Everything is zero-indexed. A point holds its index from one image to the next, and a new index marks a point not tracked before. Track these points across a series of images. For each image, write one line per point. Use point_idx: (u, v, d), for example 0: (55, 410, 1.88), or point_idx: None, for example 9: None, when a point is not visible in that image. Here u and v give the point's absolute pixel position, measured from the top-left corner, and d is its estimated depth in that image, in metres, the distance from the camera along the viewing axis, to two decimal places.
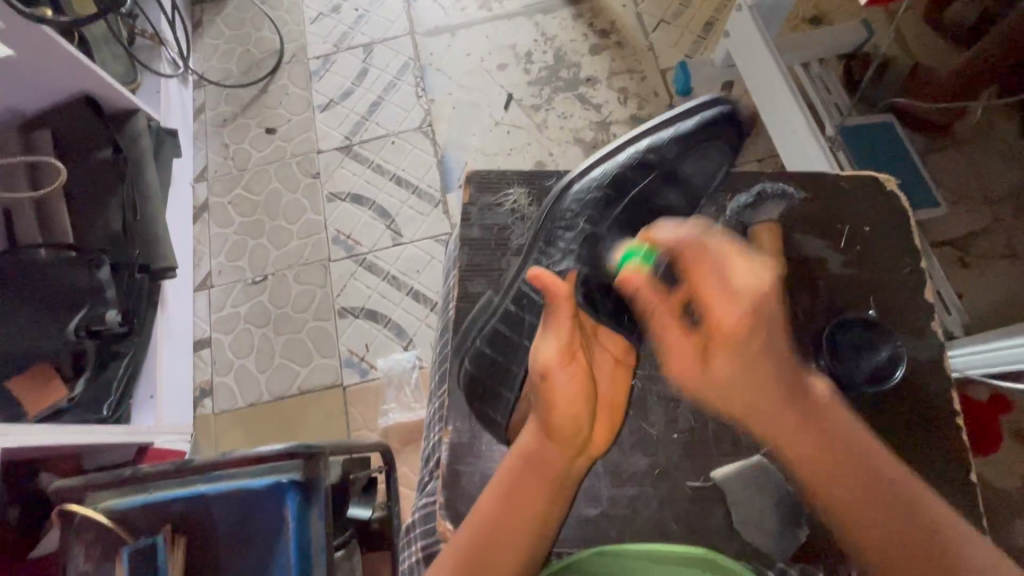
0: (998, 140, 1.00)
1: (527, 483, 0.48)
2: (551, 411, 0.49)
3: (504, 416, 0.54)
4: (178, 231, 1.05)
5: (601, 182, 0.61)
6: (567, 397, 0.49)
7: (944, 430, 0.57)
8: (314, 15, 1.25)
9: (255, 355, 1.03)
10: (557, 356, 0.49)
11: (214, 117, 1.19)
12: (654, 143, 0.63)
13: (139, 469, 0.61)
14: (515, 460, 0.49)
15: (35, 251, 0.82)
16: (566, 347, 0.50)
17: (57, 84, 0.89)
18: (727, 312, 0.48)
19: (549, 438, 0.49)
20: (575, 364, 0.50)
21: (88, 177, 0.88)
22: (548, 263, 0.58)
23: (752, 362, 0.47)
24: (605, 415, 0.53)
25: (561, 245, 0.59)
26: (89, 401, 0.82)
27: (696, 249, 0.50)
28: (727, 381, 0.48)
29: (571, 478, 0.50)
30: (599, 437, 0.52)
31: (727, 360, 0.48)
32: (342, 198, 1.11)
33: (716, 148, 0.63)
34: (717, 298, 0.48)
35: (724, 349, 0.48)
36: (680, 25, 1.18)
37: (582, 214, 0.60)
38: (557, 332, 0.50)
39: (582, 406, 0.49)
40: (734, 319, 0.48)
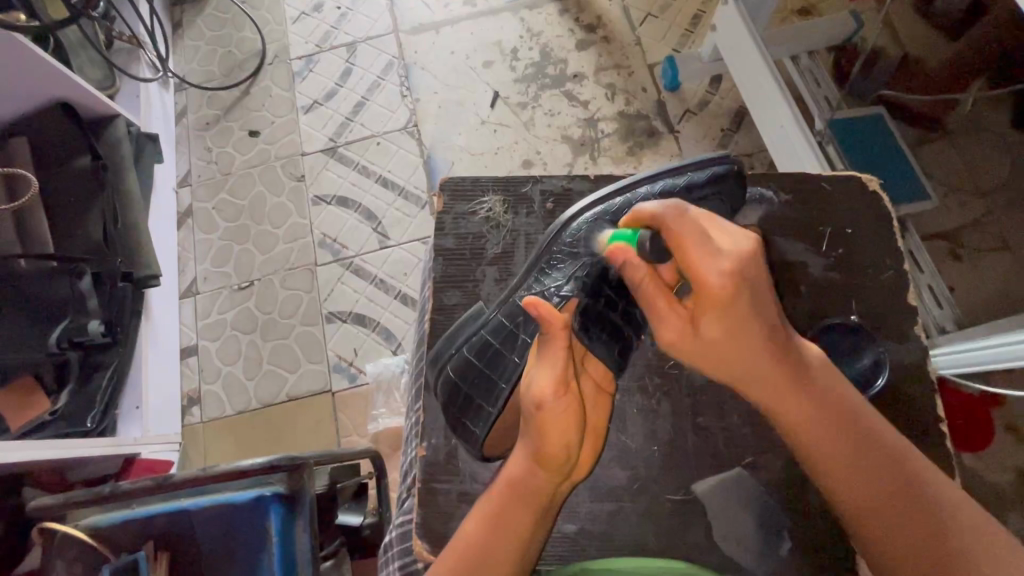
0: (991, 130, 0.99)
1: (517, 507, 0.48)
2: (541, 443, 0.47)
3: (483, 430, 0.53)
4: (162, 239, 1.04)
5: (606, 224, 0.55)
6: (559, 430, 0.48)
7: (918, 437, 0.58)
8: (295, 14, 1.23)
9: (243, 362, 1.02)
10: (551, 387, 0.48)
11: (196, 121, 1.17)
12: (662, 190, 0.57)
13: (119, 487, 0.58)
14: (505, 486, 0.48)
15: (13, 261, 0.79)
16: (559, 379, 0.48)
17: (28, 91, 0.86)
18: (719, 276, 0.44)
19: (538, 467, 0.48)
20: (568, 394, 0.48)
21: (66, 186, 0.86)
22: (546, 290, 0.55)
23: (740, 327, 0.44)
24: (591, 442, 0.52)
25: (562, 273, 0.55)
26: (72, 413, 0.79)
27: (683, 216, 0.45)
28: (717, 343, 0.45)
29: (558, 502, 0.50)
30: (585, 464, 0.51)
31: (720, 326, 0.45)
32: (328, 201, 1.09)
33: (720, 208, 0.59)
34: (703, 260, 0.44)
35: (714, 312, 0.44)
36: (667, 19, 1.16)
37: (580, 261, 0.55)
38: (551, 362, 0.49)
39: (574, 437, 0.48)
40: (723, 280, 0.44)
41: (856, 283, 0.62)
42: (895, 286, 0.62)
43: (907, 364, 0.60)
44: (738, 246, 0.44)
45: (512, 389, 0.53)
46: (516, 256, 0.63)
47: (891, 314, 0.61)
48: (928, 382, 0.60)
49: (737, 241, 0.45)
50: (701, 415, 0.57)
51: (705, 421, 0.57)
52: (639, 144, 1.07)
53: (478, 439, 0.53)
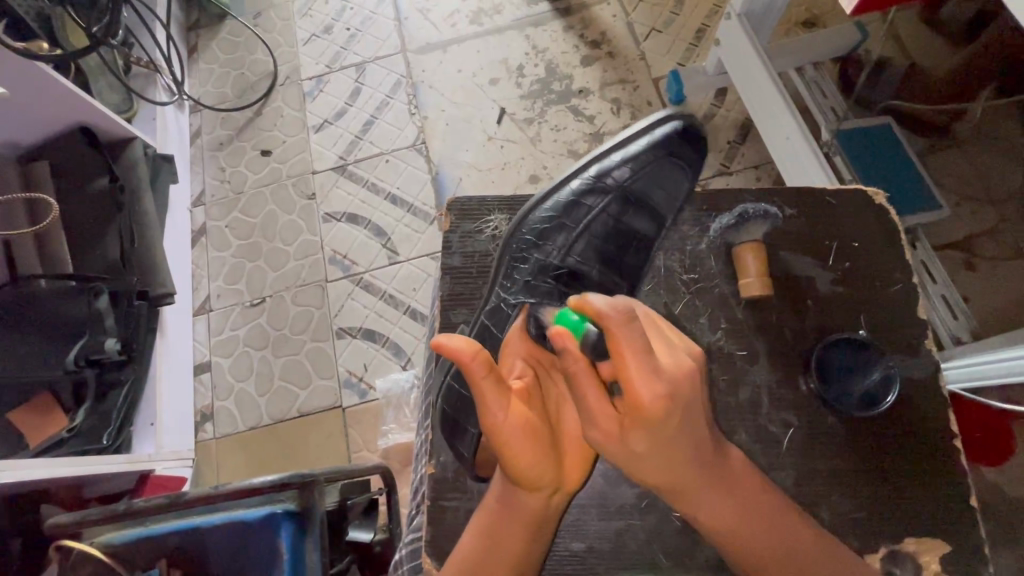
0: (1005, 138, 0.98)
1: (504, 529, 0.47)
2: (507, 467, 0.44)
3: (470, 450, 0.53)
4: (177, 257, 1.06)
5: (558, 212, 0.66)
6: (519, 453, 0.44)
7: (932, 455, 0.57)
8: (306, 36, 1.26)
9: (255, 378, 1.03)
10: (506, 411, 0.44)
11: (210, 141, 1.20)
12: (602, 169, 0.67)
13: (133, 504, 0.58)
14: (491, 504, 0.48)
15: (35, 283, 0.82)
16: (502, 400, 0.44)
17: (49, 117, 0.89)
18: (651, 388, 0.40)
19: (512, 486, 0.46)
20: (517, 414, 0.44)
21: (85, 209, 0.88)
22: (508, 293, 0.61)
23: (666, 440, 0.42)
24: (577, 447, 0.48)
25: (519, 275, 0.63)
26: (89, 430, 0.80)
27: (633, 322, 0.40)
28: (649, 455, 0.43)
29: (552, 515, 0.48)
30: (575, 472, 0.48)
31: (645, 441, 0.42)
32: (338, 218, 1.11)
33: (675, 172, 0.67)
34: (644, 377, 0.40)
35: (645, 426, 0.41)
36: (671, 33, 1.17)
37: (542, 241, 0.65)
38: (497, 388, 0.43)
39: (541, 450, 0.45)
40: (658, 403, 0.40)
41: (865, 296, 0.62)
42: (906, 299, 0.62)
43: (918, 378, 0.59)
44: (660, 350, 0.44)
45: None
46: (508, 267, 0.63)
47: (900, 327, 0.61)
48: (941, 396, 0.59)
49: (677, 351, 0.44)
50: None
51: None
52: None
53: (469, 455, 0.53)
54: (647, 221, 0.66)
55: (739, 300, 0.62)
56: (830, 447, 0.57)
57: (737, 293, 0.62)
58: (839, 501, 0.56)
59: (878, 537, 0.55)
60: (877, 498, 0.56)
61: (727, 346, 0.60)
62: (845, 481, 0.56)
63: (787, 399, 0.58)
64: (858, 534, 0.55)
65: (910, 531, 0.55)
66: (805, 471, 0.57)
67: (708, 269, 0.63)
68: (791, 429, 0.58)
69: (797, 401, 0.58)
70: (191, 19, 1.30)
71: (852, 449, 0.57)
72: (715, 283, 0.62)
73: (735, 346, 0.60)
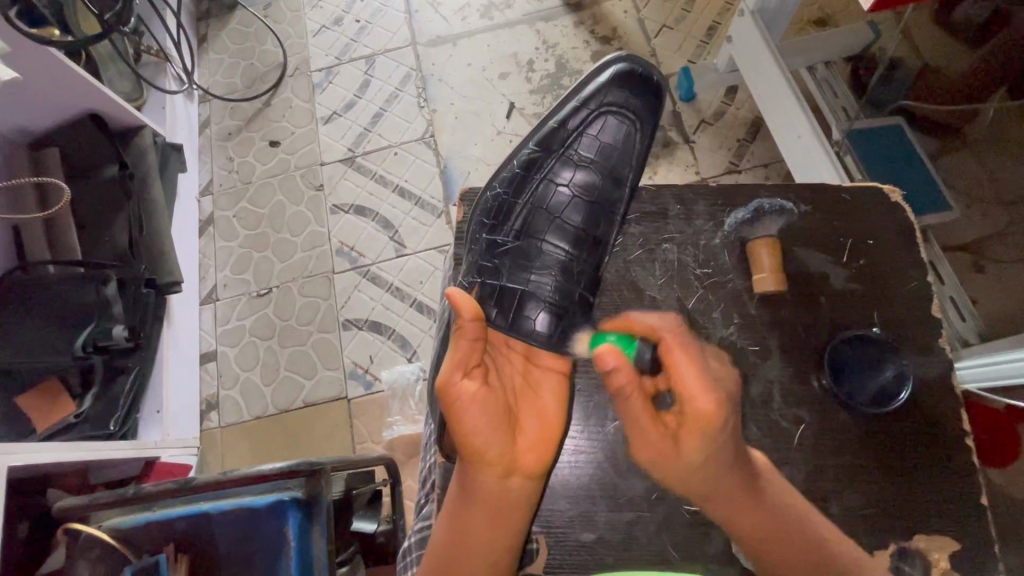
0: (1015, 141, 0.98)
1: (469, 511, 0.48)
2: (457, 432, 0.47)
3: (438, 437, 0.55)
4: (185, 246, 1.07)
5: (516, 186, 0.68)
6: (468, 416, 0.47)
7: (943, 453, 0.57)
8: (316, 27, 1.26)
9: (260, 367, 1.03)
10: (456, 373, 0.47)
11: (219, 131, 1.20)
12: (546, 136, 0.69)
13: (140, 488, 0.59)
14: (455, 487, 0.49)
15: (44, 268, 0.83)
16: (457, 366, 0.47)
17: (58, 104, 0.89)
18: (708, 401, 0.45)
19: (465, 463, 0.48)
20: (471, 383, 0.48)
21: (94, 195, 0.88)
22: (470, 270, 0.62)
23: (721, 448, 0.46)
24: (535, 430, 0.51)
25: (479, 248, 0.64)
26: (97, 416, 0.81)
27: (681, 336, 0.50)
28: (697, 461, 0.46)
29: (515, 499, 0.49)
30: (530, 456, 0.49)
31: (701, 450, 0.45)
32: (345, 210, 1.11)
33: (625, 119, 0.69)
34: (703, 386, 0.45)
35: (699, 434, 0.45)
36: (682, 30, 1.17)
37: (505, 211, 0.67)
38: (454, 351, 0.48)
39: (492, 422, 0.47)
40: (713, 408, 0.44)
41: (880, 295, 0.61)
42: (919, 298, 0.61)
43: (930, 376, 0.59)
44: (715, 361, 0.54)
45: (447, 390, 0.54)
46: (477, 245, 0.64)
47: (914, 326, 0.61)
48: (953, 394, 0.58)
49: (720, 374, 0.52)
50: None
51: None
52: (654, 155, 1.07)
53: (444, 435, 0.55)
54: (607, 181, 0.68)
55: (751, 296, 0.61)
56: (842, 444, 0.57)
57: (752, 289, 0.61)
58: (850, 497, 0.56)
59: (890, 534, 0.55)
60: (887, 495, 0.56)
61: (741, 341, 0.60)
62: (856, 477, 0.56)
63: (799, 395, 0.58)
64: (868, 531, 0.55)
65: (921, 528, 0.55)
66: (815, 468, 0.57)
67: (722, 264, 0.63)
68: (803, 425, 0.57)
69: (809, 396, 0.58)
70: (201, 9, 1.30)
71: (862, 445, 0.57)
72: (728, 278, 0.62)
73: (747, 341, 0.60)
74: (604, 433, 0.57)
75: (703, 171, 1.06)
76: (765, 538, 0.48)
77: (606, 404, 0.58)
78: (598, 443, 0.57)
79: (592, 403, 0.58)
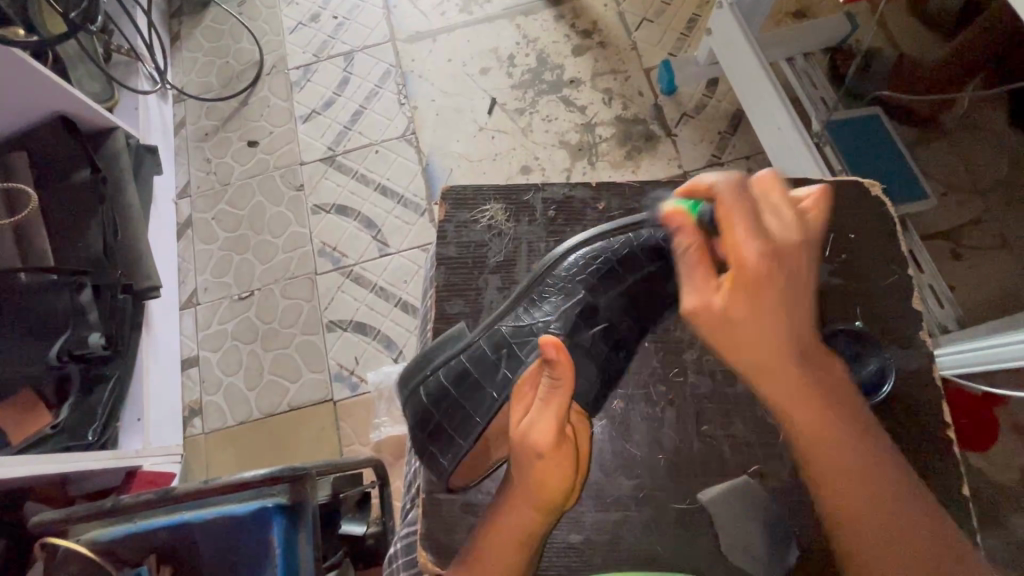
0: (986, 129, 1.00)
1: (498, 557, 0.47)
2: (532, 489, 0.47)
3: (451, 462, 0.51)
4: (161, 252, 1.04)
5: (580, 267, 0.59)
6: (548, 478, 0.47)
7: (925, 441, 0.58)
8: (292, 24, 1.24)
9: (243, 372, 1.02)
10: (548, 438, 0.46)
11: (194, 132, 1.17)
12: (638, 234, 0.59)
13: (119, 501, 0.57)
14: (492, 533, 0.48)
15: (14, 276, 0.79)
16: (558, 430, 0.47)
17: (25, 106, 0.86)
18: (755, 254, 0.43)
19: (525, 513, 0.47)
20: (564, 449, 0.47)
21: (66, 201, 0.86)
22: (535, 317, 0.57)
23: (773, 318, 0.43)
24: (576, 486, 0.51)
25: (547, 306, 0.57)
26: (74, 426, 0.79)
27: (738, 191, 0.45)
28: (752, 339, 0.44)
29: (541, 544, 0.49)
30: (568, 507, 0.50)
31: (749, 311, 0.43)
32: (327, 210, 1.10)
33: None
34: (749, 241, 0.43)
35: (750, 295, 0.43)
36: (662, 23, 1.16)
37: (561, 235, 0.64)
38: (552, 411, 0.47)
39: (562, 490, 0.47)
40: (761, 263, 0.43)
41: (860, 288, 0.62)
42: (898, 290, 0.62)
43: (910, 367, 0.60)
44: (817, 195, 0.46)
45: (487, 424, 0.52)
46: (519, 264, 0.63)
47: (895, 318, 0.61)
48: (933, 384, 0.59)
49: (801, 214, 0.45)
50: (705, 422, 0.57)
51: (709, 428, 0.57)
52: (637, 148, 1.07)
53: (456, 459, 0.51)
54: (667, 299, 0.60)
55: None
56: None
57: None
58: None
59: None
60: None
61: None
62: None
63: None
64: None
65: None
66: None
67: None
68: None
69: None
70: (173, 7, 1.27)
71: None
72: None
73: None
74: (590, 432, 0.57)
75: (686, 165, 1.06)
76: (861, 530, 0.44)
77: None
78: None
79: None
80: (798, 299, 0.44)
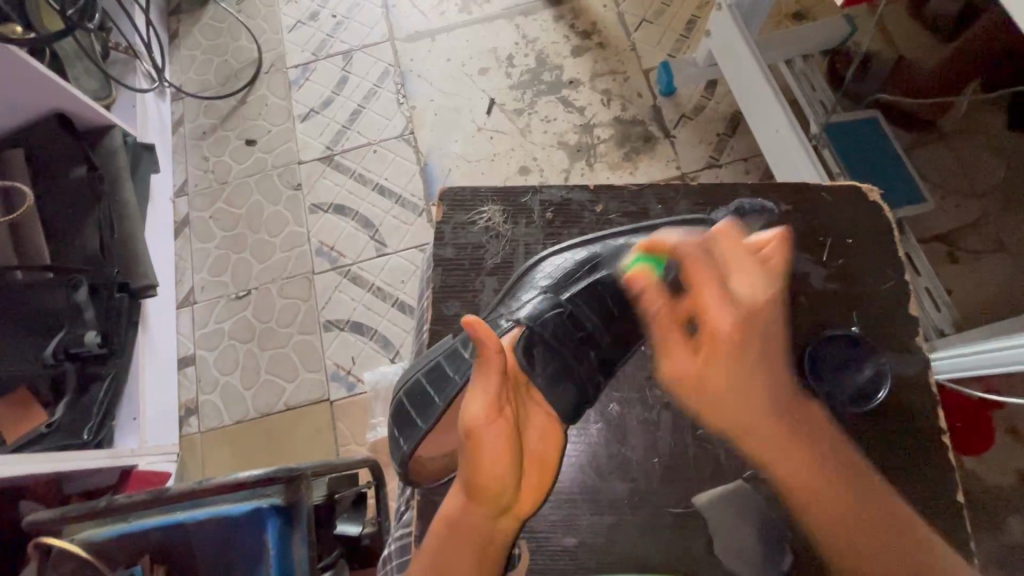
0: (984, 132, 1.00)
1: (453, 551, 0.46)
2: (471, 473, 0.45)
3: (410, 445, 0.53)
4: (158, 250, 1.04)
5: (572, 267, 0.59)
6: (487, 459, 0.45)
7: (920, 446, 0.58)
8: (291, 23, 1.23)
9: (240, 371, 1.02)
10: (482, 414, 0.45)
11: (192, 130, 1.17)
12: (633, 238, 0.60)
13: (114, 500, 0.57)
14: (440, 525, 0.47)
15: (11, 273, 0.78)
16: (490, 403, 0.45)
17: (24, 103, 0.86)
18: (723, 318, 0.51)
19: (471, 501, 0.46)
20: (501, 423, 0.45)
21: (63, 199, 0.86)
22: (516, 309, 0.57)
23: (743, 379, 0.51)
24: (533, 472, 0.49)
25: (529, 298, 0.58)
26: (70, 425, 0.79)
27: (704, 256, 0.52)
28: (724, 392, 0.51)
29: (499, 539, 0.47)
30: (527, 497, 0.48)
31: (726, 375, 0.51)
32: (325, 209, 1.09)
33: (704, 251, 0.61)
34: (715, 309, 0.51)
35: (722, 357, 0.51)
36: (661, 24, 1.16)
37: (559, 237, 0.64)
38: (484, 387, 0.46)
39: (506, 469, 0.45)
40: (731, 327, 0.51)
41: (857, 292, 0.62)
42: (894, 294, 0.62)
43: (905, 372, 0.60)
44: (776, 239, 0.54)
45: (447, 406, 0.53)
46: (517, 265, 0.63)
47: (891, 323, 0.61)
48: (929, 389, 0.59)
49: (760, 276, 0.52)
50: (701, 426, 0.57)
51: (705, 432, 0.57)
52: (636, 149, 1.07)
53: (416, 442, 0.53)
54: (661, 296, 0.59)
55: None
56: None
57: None
58: None
59: None
60: None
61: None
62: None
63: None
64: None
65: None
66: None
67: None
68: None
69: None
70: (171, 5, 1.27)
71: None
72: None
73: None
74: (586, 436, 0.57)
75: (684, 166, 1.06)
76: (820, 506, 0.48)
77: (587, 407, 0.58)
78: (580, 445, 0.57)
79: None
80: (771, 358, 0.53)
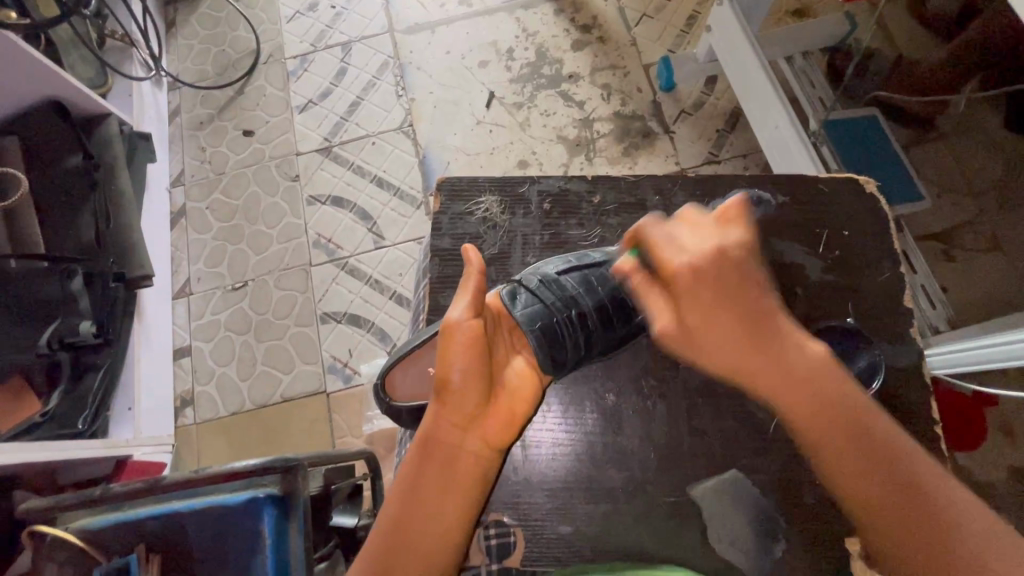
0: (981, 131, 1.00)
1: (423, 473, 0.43)
2: (444, 379, 0.44)
3: (393, 364, 0.55)
4: (154, 240, 1.03)
5: (570, 259, 0.59)
6: (458, 362, 0.44)
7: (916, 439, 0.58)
8: (290, 13, 1.22)
9: (236, 362, 1.01)
10: (458, 317, 0.45)
11: (189, 120, 1.16)
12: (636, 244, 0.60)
13: (110, 489, 0.57)
14: (413, 449, 0.45)
15: (5, 262, 0.78)
16: (468, 308, 0.46)
17: (18, 90, 0.85)
18: (676, 259, 0.43)
19: (442, 414, 0.44)
20: (477, 329, 0.45)
21: (58, 187, 0.85)
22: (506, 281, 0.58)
23: (720, 320, 0.43)
24: (509, 402, 0.46)
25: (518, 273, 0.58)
26: (64, 414, 0.78)
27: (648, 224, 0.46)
28: (715, 347, 0.44)
29: (471, 463, 0.44)
30: (499, 423, 0.45)
31: (699, 317, 0.43)
32: (323, 201, 1.09)
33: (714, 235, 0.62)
34: (667, 251, 0.44)
35: (689, 307, 0.43)
36: (662, 19, 1.16)
37: (556, 228, 0.64)
38: (465, 296, 0.47)
39: (478, 376, 0.45)
40: (682, 269, 0.43)
41: (853, 286, 0.62)
42: (891, 289, 0.62)
43: (901, 365, 0.60)
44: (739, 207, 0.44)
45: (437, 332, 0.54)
46: (515, 255, 0.63)
47: (886, 317, 0.62)
48: (923, 382, 0.60)
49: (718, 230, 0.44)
50: (696, 417, 0.57)
51: (701, 422, 0.57)
52: (634, 145, 1.07)
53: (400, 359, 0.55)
54: None
55: None
56: None
57: None
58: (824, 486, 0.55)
59: None
60: None
61: None
62: None
63: None
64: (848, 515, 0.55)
65: None
66: (791, 457, 0.56)
67: None
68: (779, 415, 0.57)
69: None
70: None
71: None
72: None
73: None
74: (581, 425, 0.57)
75: (682, 162, 1.06)
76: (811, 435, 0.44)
77: (583, 397, 0.58)
78: (575, 435, 0.57)
79: (570, 395, 0.58)
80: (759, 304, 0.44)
